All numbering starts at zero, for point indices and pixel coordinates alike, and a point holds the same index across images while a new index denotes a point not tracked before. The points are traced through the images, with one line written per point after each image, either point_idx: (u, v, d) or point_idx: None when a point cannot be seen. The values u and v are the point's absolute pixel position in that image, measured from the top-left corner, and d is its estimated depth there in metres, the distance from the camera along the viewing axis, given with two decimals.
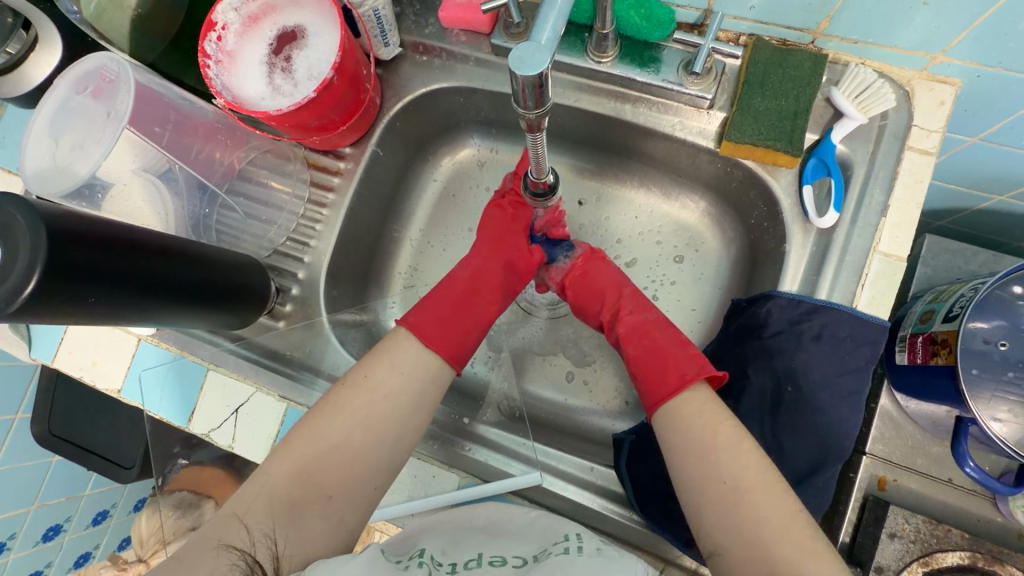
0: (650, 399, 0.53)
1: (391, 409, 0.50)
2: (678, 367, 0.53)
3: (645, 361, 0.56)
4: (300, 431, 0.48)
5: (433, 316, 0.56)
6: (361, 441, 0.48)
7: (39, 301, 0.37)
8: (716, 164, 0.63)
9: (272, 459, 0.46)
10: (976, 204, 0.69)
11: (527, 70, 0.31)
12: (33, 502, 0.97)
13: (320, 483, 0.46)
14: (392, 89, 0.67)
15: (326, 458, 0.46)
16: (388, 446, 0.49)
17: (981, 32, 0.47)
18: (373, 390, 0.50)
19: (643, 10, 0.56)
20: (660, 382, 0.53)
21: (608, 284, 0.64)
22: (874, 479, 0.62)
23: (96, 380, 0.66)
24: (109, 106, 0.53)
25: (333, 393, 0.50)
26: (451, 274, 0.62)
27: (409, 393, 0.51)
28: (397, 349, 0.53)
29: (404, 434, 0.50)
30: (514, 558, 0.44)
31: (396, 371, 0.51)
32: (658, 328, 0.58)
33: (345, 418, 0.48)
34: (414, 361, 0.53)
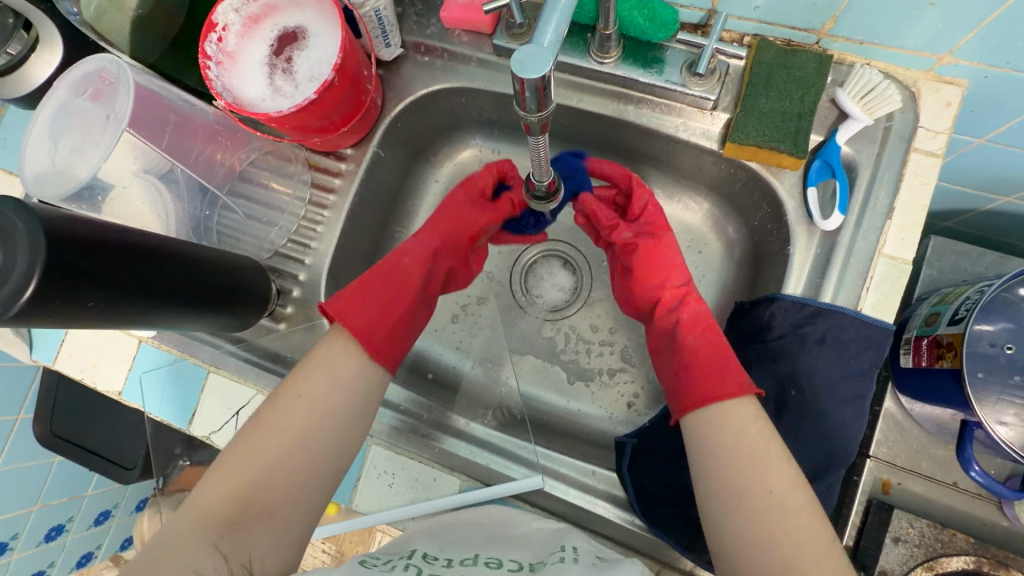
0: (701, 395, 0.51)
1: (333, 422, 0.48)
2: (738, 373, 0.51)
3: (705, 355, 0.54)
4: (236, 449, 0.45)
5: (364, 310, 0.54)
6: (300, 455, 0.45)
7: (38, 306, 0.37)
8: (719, 165, 0.63)
9: (207, 481, 0.44)
10: (981, 205, 0.69)
11: (529, 72, 0.31)
12: (34, 502, 0.97)
13: (261, 501, 0.43)
14: (394, 90, 0.67)
15: (266, 476, 0.44)
16: (329, 459, 0.47)
17: (988, 32, 0.47)
18: (311, 402, 0.47)
19: (645, 11, 0.55)
20: (718, 381, 0.51)
21: (677, 267, 0.62)
22: (877, 482, 0.61)
23: (97, 382, 0.66)
24: (108, 108, 0.53)
25: (263, 408, 0.47)
26: (400, 262, 0.59)
27: (349, 406, 0.49)
28: (336, 359, 0.50)
29: (345, 445, 0.48)
30: (509, 562, 0.46)
31: (335, 382, 0.49)
32: (718, 327, 0.57)
33: (282, 431, 0.46)
34: (354, 372, 0.51)
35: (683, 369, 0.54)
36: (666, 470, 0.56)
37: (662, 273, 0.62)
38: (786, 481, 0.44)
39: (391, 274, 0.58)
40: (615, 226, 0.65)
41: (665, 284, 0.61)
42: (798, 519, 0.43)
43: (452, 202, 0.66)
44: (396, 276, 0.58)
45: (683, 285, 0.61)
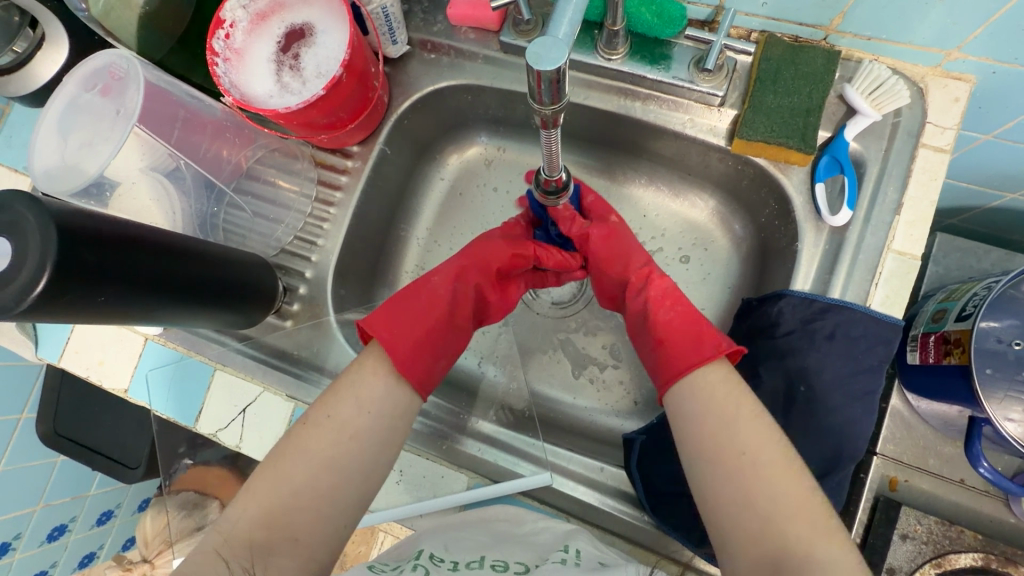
0: (682, 363, 0.52)
1: (361, 448, 0.47)
2: (712, 337, 0.52)
3: (678, 326, 0.55)
4: (264, 472, 0.45)
5: (392, 323, 0.54)
6: (327, 480, 0.45)
7: (49, 300, 0.37)
8: (726, 162, 0.63)
9: (235, 504, 0.43)
10: (987, 202, 0.69)
11: (544, 65, 0.31)
12: (38, 502, 0.97)
13: (287, 525, 0.43)
14: (400, 87, 0.67)
15: (292, 500, 0.44)
16: (355, 485, 0.46)
17: (997, 28, 0.47)
18: (337, 429, 0.47)
19: (653, 7, 0.55)
20: (691, 350, 0.52)
21: (636, 248, 0.63)
22: (885, 479, 0.61)
23: (103, 379, 0.66)
24: (118, 103, 0.53)
25: (292, 432, 0.47)
26: (429, 284, 0.58)
27: (377, 431, 0.49)
28: (363, 384, 0.50)
29: (371, 471, 0.48)
30: (516, 564, 0.46)
31: (362, 409, 0.48)
32: (685, 296, 0.58)
33: (309, 459, 0.45)
34: (381, 398, 0.50)
35: (658, 345, 0.55)
36: None
37: (623, 255, 0.63)
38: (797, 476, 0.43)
39: (419, 293, 0.57)
40: (570, 219, 0.64)
41: (629, 266, 0.62)
42: (812, 517, 0.41)
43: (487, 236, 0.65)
44: (423, 295, 0.57)
45: (643, 263, 0.62)
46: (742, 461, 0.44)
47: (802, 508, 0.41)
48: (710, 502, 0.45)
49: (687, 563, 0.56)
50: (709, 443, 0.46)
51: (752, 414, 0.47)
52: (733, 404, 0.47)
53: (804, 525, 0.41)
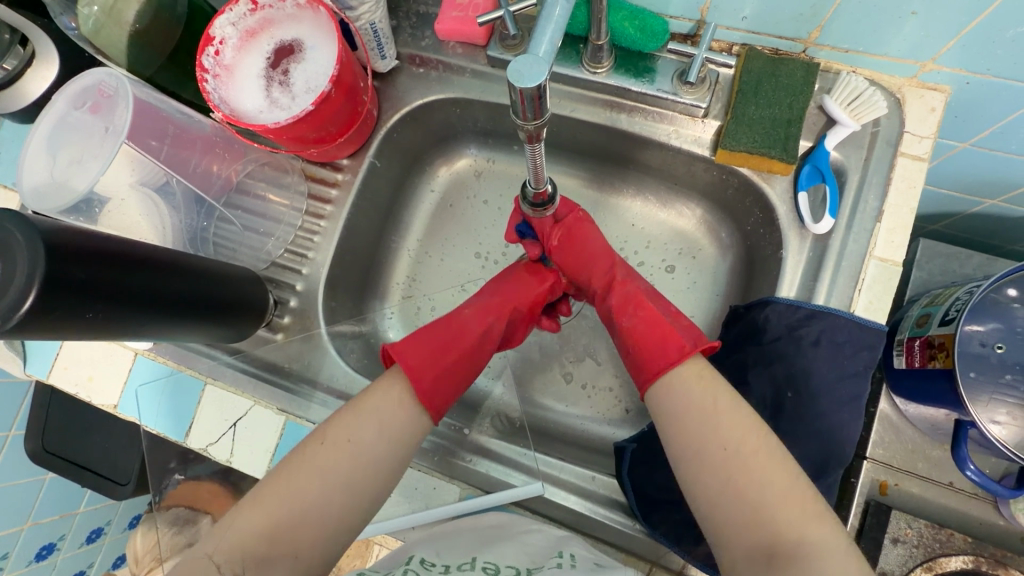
0: (648, 368, 0.53)
1: (377, 468, 0.48)
2: (677, 338, 0.53)
3: (641, 331, 0.55)
4: (275, 482, 0.44)
5: (422, 352, 0.54)
6: (341, 495, 0.45)
7: (36, 317, 0.37)
8: (711, 172, 0.64)
9: (242, 508, 0.43)
10: (968, 208, 0.70)
11: (526, 82, 0.31)
12: (26, 520, 0.96)
13: (294, 534, 0.43)
14: (389, 101, 0.68)
15: (301, 514, 0.43)
16: (364, 503, 0.47)
17: (969, 40, 0.48)
18: (356, 451, 0.47)
19: (637, 22, 0.56)
20: (658, 352, 0.53)
21: (598, 253, 0.63)
22: (875, 484, 0.62)
23: (92, 396, 0.66)
24: (107, 121, 0.54)
25: (310, 444, 0.47)
26: (460, 316, 0.59)
27: (392, 455, 0.49)
28: (387, 409, 0.50)
29: (379, 494, 0.48)
30: (507, 567, 0.46)
31: (383, 434, 0.49)
32: (651, 299, 0.58)
33: (323, 476, 0.45)
34: (402, 428, 0.50)
35: (628, 349, 0.56)
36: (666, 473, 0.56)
37: (587, 262, 0.63)
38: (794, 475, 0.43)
39: (450, 325, 0.58)
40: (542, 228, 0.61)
41: (593, 273, 0.63)
42: (807, 511, 0.41)
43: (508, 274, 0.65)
44: (454, 326, 0.58)
45: (606, 271, 0.62)
46: (731, 466, 0.44)
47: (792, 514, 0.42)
48: (703, 507, 0.45)
49: (679, 571, 0.56)
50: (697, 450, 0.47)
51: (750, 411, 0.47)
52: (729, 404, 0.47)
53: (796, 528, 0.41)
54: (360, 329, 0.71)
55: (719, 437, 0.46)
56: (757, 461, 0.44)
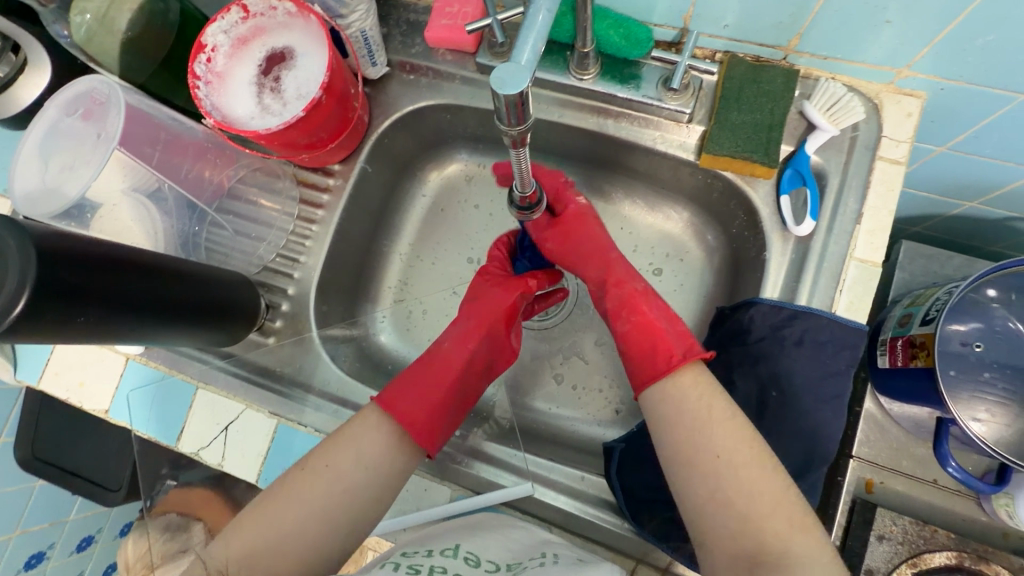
0: (641, 377, 0.55)
1: (356, 497, 0.49)
2: (668, 348, 0.54)
3: (634, 339, 0.57)
4: (255, 510, 0.47)
5: (411, 396, 0.55)
6: (318, 524, 0.47)
7: (28, 320, 0.37)
8: (697, 176, 0.65)
9: (228, 534, 0.46)
10: (948, 210, 0.72)
11: (508, 88, 0.32)
12: (15, 529, 0.95)
13: (273, 561, 0.45)
14: (380, 107, 0.69)
15: (277, 543, 0.45)
16: (343, 531, 0.48)
17: (942, 47, 0.50)
18: (332, 480, 0.48)
19: (621, 30, 0.58)
20: (649, 362, 0.54)
21: (592, 253, 0.64)
22: (861, 482, 0.63)
23: (83, 401, 0.66)
24: (99, 127, 0.54)
25: (292, 474, 0.49)
26: (439, 347, 0.60)
27: (371, 482, 0.50)
28: (366, 436, 0.51)
29: (358, 523, 0.49)
30: (488, 561, 0.48)
31: (359, 464, 0.50)
32: (646, 301, 0.59)
33: (298, 506, 0.47)
34: (380, 456, 0.51)
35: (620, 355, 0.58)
36: (654, 473, 0.57)
37: (582, 260, 0.64)
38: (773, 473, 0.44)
39: (433, 363, 0.59)
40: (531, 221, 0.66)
41: (588, 271, 0.64)
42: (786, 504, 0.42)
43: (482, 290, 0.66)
44: (438, 364, 0.59)
45: (603, 271, 0.63)
46: (714, 464, 0.46)
47: (776, 510, 0.43)
48: (688, 505, 0.46)
49: (664, 568, 0.57)
50: (682, 448, 0.48)
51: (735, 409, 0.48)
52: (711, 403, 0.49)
53: (777, 522, 0.42)
54: (351, 332, 0.71)
55: (704, 437, 0.47)
56: (737, 457, 0.45)
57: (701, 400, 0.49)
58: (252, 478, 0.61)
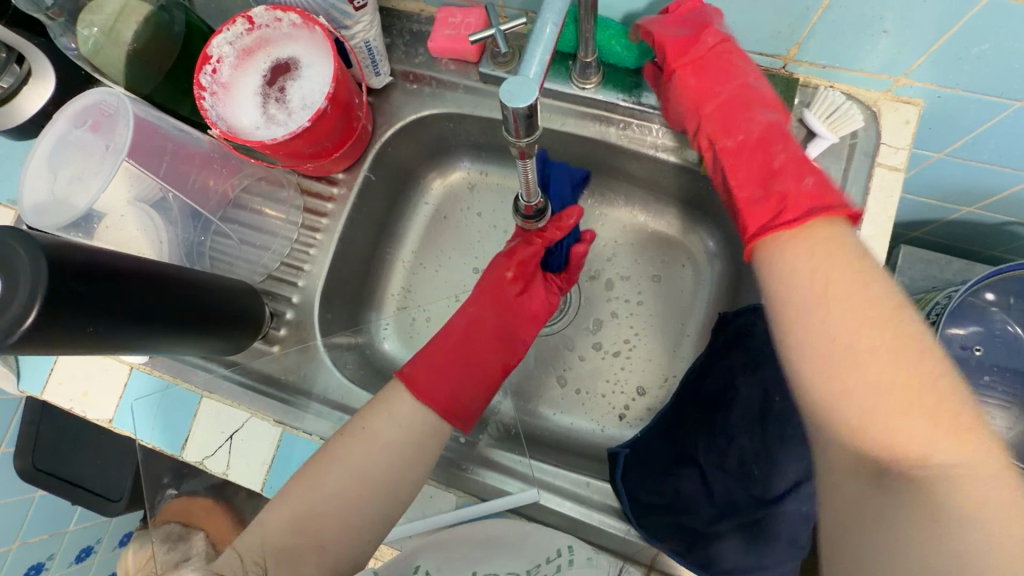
0: (781, 220, 0.48)
1: (387, 461, 0.52)
2: (814, 194, 0.48)
3: (777, 178, 0.51)
4: (303, 478, 0.50)
5: (432, 377, 0.57)
6: (360, 486, 0.50)
7: (38, 331, 0.37)
8: (699, 182, 0.66)
9: (269, 510, 0.49)
10: (946, 215, 0.72)
11: (517, 102, 0.33)
12: (15, 539, 0.94)
13: (321, 519, 0.48)
14: (384, 117, 0.69)
15: (325, 502, 0.49)
16: (382, 496, 0.51)
17: (938, 56, 0.51)
18: (371, 440, 0.52)
19: (623, 41, 0.59)
20: (792, 205, 0.48)
21: (729, 82, 0.56)
22: None
23: (87, 411, 0.66)
24: (108, 139, 0.55)
25: (335, 440, 0.53)
26: (449, 324, 0.63)
27: (407, 445, 0.53)
28: (399, 400, 0.55)
29: (401, 482, 0.52)
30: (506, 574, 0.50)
31: (395, 424, 0.54)
32: (781, 140, 0.53)
33: (342, 467, 0.50)
34: (412, 415, 0.55)
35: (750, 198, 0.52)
36: (657, 479, 0.58)
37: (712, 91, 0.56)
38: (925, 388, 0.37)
39: (455, 340, 0.61)
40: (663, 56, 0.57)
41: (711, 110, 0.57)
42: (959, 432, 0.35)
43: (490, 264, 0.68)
44: (457, 339, 0.61)
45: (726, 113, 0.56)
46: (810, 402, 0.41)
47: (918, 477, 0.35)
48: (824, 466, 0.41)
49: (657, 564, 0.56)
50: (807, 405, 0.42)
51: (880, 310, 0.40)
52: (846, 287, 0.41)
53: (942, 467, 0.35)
54: (356, 340, 0.71)
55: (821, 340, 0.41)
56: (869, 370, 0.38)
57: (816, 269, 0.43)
58: (255, 487, 0.61)
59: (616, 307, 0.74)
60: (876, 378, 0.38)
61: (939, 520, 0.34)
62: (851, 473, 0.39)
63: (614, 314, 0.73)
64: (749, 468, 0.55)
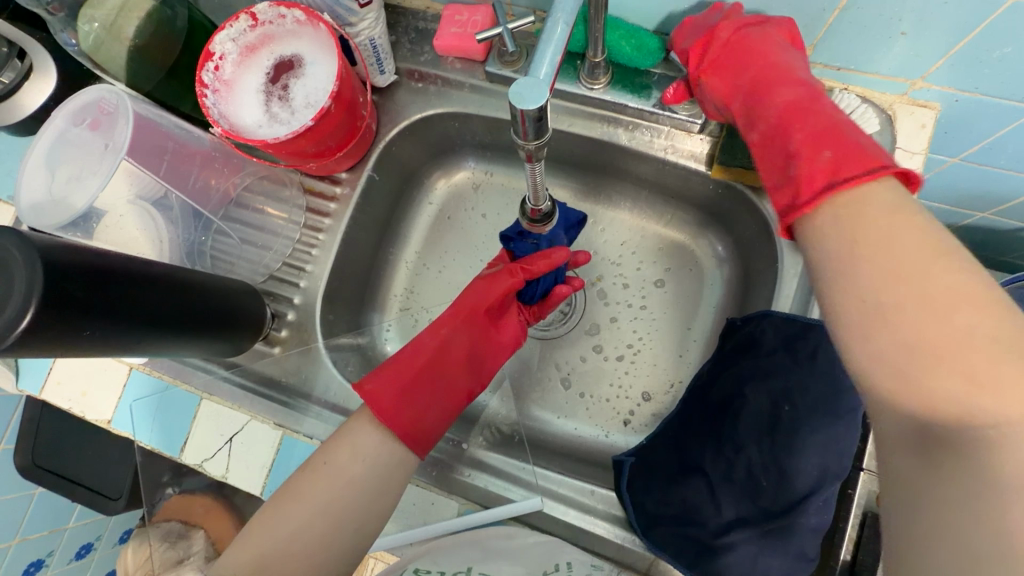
0: (808, 190, 0.42)
1: (352, 498, 0.50)
2: (856, 156, 0.42)
3: (810, 149, 0.45)
4: (263, 517, 0.49)
5: (395, 399, 0.55)
6: (322, 524, 0.49)
7: (33, 335, 0.37)
8: (708, 185, 0.65)
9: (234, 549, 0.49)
10: (959, 220, 0.71)
11: (528, 103, 0.32)
12: (14, 536, 0.93)
13: (281, 561, 0.47)
14: (388, 115, 0.68)
15: (286, 542, 0.48)
16: (348, 531, 0.50)
17: (957, 59, 0.49)
18: (332, 475, 0.50)
19: (633, 40, 0.57)
20: (820, 174, 0.42)
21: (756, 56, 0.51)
22: (873, 496, 0.54)
23: (85, 411, 0.65)
24: (107, 138, 0.54)
25: (297, 477, 0.51)
26: (415, 340, 0.60)
27: (371, 479, 0.51)
28: (361, 434, 0.53)
29: (369, 515, 0.51)
30: None
31: (357, 458, 0.52)
32: (816, 108, 0.47)
33: (301, 506, 0.49)
34: (375, 448, 0.52)
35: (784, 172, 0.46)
36: (664, 488, 0.57)
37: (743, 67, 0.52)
38: (973, 340, 0.32)
39: (419, 358, 0.58)
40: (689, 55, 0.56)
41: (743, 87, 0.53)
42: None
43: (471, 282, 0.65)
44: (425, 358, 0.58)
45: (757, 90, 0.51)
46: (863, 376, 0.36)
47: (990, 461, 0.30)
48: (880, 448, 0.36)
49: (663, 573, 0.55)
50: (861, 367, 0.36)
51: (935, 253, 0.35)
52: (878, 240, 0.37)
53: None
54: (358, 341, 0.70)
55: (853, 298, 0.37)
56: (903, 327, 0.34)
57: (850, 221, 0.39)
58: (255, 491, 0.60)
59: (618, 312, 0.73)
60: (946, 350, 0.32)
61: (994, 505, 0.29)
62: (898, 448, 0.34)
63: (615, 319, 0.72)
64: (758, 480, 0.54)
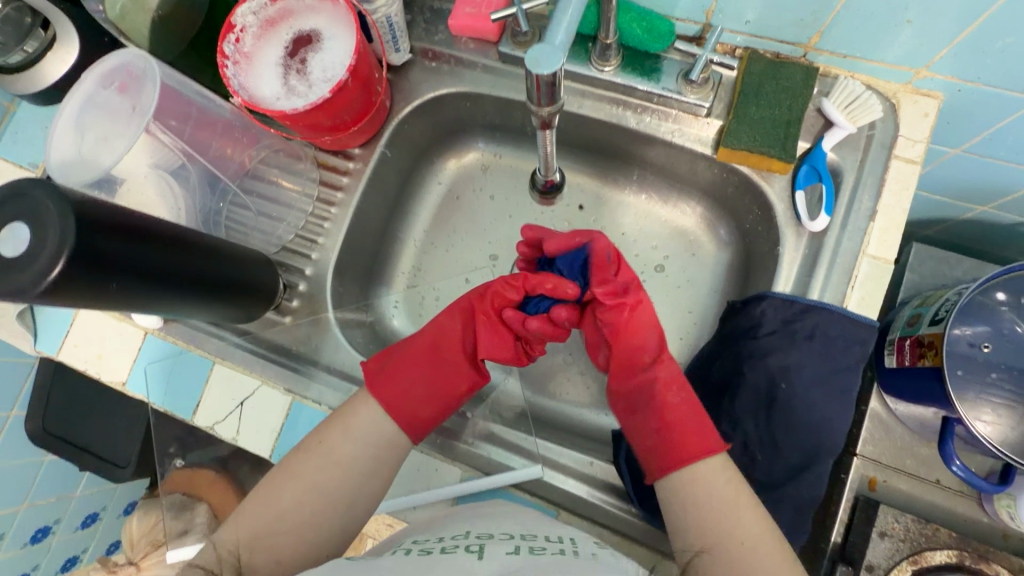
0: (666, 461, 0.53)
1: (342, 477, 0.52)
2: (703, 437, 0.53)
3: (686, 416, 0.55)
4: (254, 496, 0.51)
5: (396, 376, 0.58)
6: (313, 501, 0.51)
7: (64, 284, 0.38)
8: (713, 169, 0.66)
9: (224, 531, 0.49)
10: (959, 213, 0.72)
11: (542, 68, 0.34)
12: (23, 501, 0.96)
13: (273, 537, 0.49)
14: (401, 93, 0.70)
15: (276, 521, 0.49)
16: (340, 510, 0.52)
17: (961, 48, 0.50)
18: (325, 454, 0.53)
19: (644, 23, 0.59)
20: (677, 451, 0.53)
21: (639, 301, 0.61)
22: (865, 479, 0.60)
23: (101, 372, 0.67)
24: (134, 102, 0.56)
25: (291, 456, 0.53)
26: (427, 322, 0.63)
27: (362, 457, 0.54)
28: (355, 411, 0.56)
29: (359, 493, 0.53)
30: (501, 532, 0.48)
31: (349, 437, 0.54)
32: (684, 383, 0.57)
33: (293, 484, 0.51)
34: (368, 423, 0.55)
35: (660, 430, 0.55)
36: None
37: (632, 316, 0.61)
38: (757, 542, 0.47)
39: (425, 342, 0.61)
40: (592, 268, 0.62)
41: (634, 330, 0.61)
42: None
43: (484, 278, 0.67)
44: (432, 343, 0.61)
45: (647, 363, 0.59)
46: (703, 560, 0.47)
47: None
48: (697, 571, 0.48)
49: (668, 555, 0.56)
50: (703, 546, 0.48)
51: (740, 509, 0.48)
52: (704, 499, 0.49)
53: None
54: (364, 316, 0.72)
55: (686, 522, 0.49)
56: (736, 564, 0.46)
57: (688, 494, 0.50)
58: (264, 453, 0.62)
59: None
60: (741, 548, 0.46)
61: None
62: None
63: None
64: (752, 455, 0.56)
